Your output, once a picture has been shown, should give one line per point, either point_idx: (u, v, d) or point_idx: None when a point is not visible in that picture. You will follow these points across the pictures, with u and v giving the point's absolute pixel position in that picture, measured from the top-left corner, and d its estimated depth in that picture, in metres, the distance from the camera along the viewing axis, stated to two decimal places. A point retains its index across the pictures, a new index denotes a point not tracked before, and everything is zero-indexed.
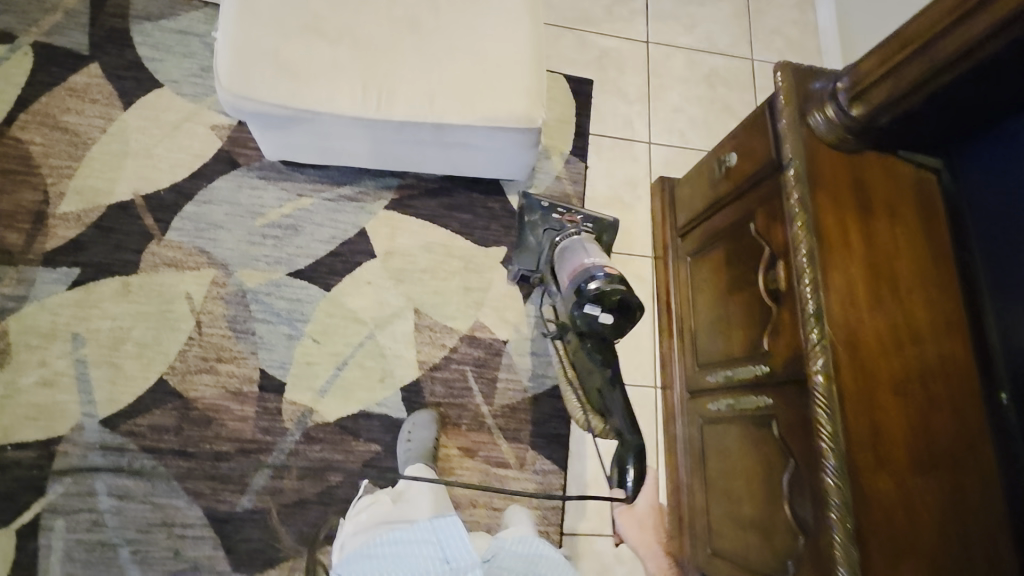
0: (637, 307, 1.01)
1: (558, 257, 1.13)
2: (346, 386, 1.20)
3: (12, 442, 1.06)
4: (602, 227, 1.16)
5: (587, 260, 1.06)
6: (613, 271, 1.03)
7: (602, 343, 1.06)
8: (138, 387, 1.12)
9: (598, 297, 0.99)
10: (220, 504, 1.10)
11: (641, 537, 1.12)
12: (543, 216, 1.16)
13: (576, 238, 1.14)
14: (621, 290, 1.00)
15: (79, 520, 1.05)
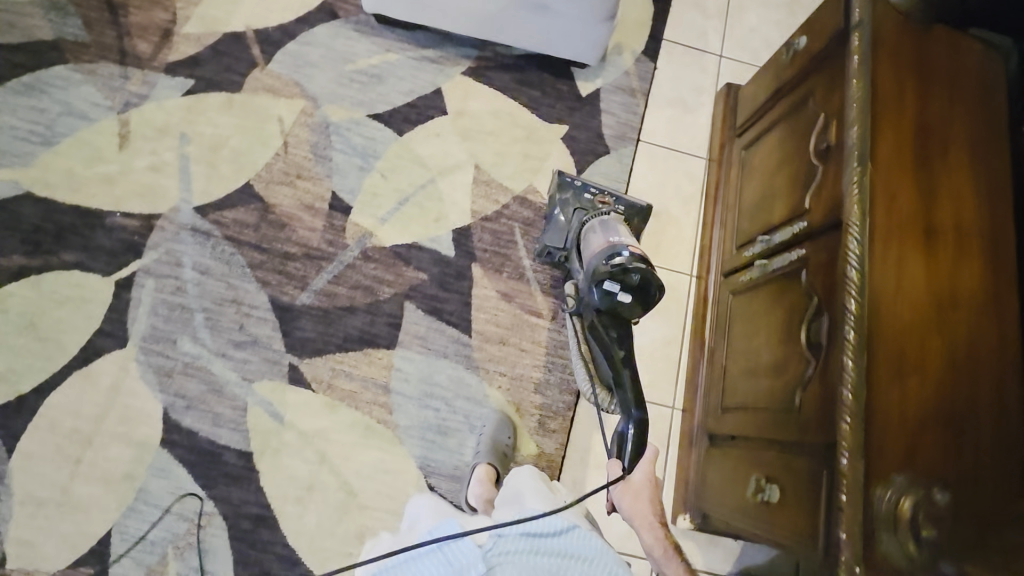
0: (657, 283, 1.08)
1: (585, 236, 1.21)
2: (405, 219, 1.32)
3: (121, 210, 1.23)
4: (632, 210, 1.28)
5: (612, 239, 1.14)
6: (637, 251, 1.10)
7: (619, 319, 1.12)
8: (229, 186, 1.27)
9: (620, 271, 1.06)
10: (283, 295, 1.23)
11: (637, 513, 0.99)
12: (573, 195, 1.28)
13: (606, 218, 1.22)
14: (642, 268, 1.07)
15: (166, 284, 1.20)
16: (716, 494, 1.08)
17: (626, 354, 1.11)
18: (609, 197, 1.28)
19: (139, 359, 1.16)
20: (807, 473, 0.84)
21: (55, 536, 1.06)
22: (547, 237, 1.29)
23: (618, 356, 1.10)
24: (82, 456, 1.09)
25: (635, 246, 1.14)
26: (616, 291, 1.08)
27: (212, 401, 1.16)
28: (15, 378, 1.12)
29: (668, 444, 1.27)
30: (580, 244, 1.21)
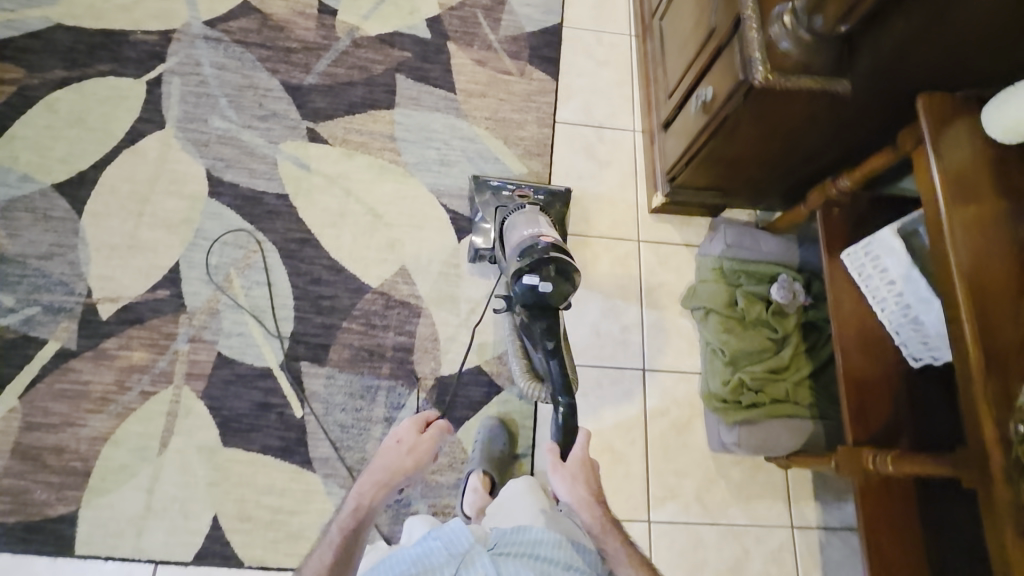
0: (574, 270, 1.06)
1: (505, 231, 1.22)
2: (384, 15, 1.54)
3: (141, 29, 1.42)
4: (552, 197, 1.36)
5: (526, 232, 1.13)
6: (553, 242, 1.09)
7: (543, 311, 1.08)
8: (229, 4, 1.48)
9: (535, 264, 1.04)
10: (292, 79, 1.44)
11: (573, 493, 0.94)
12: (493, 198, 1.33)
13: (518, 214, 1.20)
14: (558, 256, 1.05)
15: (191, 80, 1.40)
16: (675, 151, 1.31)
17: (554, 344, 1.09)
18: (527, 188, 1.35)
19: (178, 136, 1.34)
20: (726, 55, 1.07)
21: (130, 271, 1.22)
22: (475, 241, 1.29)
23: (545, 350, 1.09)
24: (143, 210, 1.27)
25: (551, 236, 1.12)
26: (537, 283, 1.04)
27: (246, 160, 1.34)
28: (72, 160, 1.29)
29: (634, 157, 1.50)
30: (502, 237, 1.21)
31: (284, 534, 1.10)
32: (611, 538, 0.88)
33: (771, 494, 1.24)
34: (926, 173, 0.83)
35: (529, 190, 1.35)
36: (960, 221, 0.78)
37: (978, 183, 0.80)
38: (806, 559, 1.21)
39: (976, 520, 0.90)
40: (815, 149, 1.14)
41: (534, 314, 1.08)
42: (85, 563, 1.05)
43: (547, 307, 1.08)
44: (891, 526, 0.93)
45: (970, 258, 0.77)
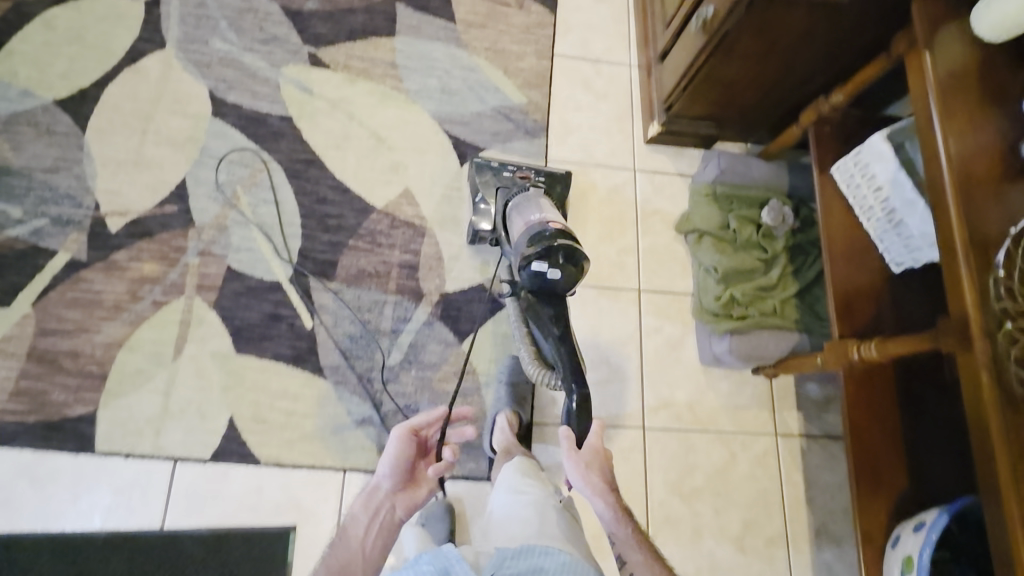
0: (584, 257, 1.05)
1: (509, 215, 1.20)
2: None
3: None
4: (551, 179, 1.32)
5: (534, 218, 1.11)
6: (562, 228, 1.06)
7: (551, 295, 1.08)
8: None
9: (546, 249, 1.02)
10: (291, 3, 1.44)
11: (590, 482, 0.98)
12: (494, 177, 1.30)
13: (524, 196, 1.20)
14: (567, 243, 1.03)
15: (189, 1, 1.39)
16: (673, 76, 1.35)
17: (562, 330, 1.07)
18: (528, 170, 1.31)
19: (179, 56, 1.34)
20: None
21: (137, 187, 1.24)
22: (476, 222, 1.27)
23: (552, 335, 1.06)
24: (147, 128, 1.28)
25: (557, 222, 1.10)
26: (546, 270, 1.03)
27: (249, 83, 1.35)
28: (73, 77, 1.29)
29: (630, 89, 1.53)
30: (507, 220, 1.21)
31: (298, 434, 1.15)
32: (624, 527, 0.95)
33: (756, 403, 1.32)
34: (923, 78, 0.89)
35: (530, 172, 1.31)
36: (949, 124, 0.85)
37: (971, 81, 0.87)
38: (789, 463, 1.29)
39: (945, 395, 1.03)
40: (807, 69, 1.20)
41: (542, 299, 1.08)
42: (106, 458, 1.09)
43: (554, 292, 1.08)
44: (873, 413, 1.02)
45: (960, 157, 0.84)
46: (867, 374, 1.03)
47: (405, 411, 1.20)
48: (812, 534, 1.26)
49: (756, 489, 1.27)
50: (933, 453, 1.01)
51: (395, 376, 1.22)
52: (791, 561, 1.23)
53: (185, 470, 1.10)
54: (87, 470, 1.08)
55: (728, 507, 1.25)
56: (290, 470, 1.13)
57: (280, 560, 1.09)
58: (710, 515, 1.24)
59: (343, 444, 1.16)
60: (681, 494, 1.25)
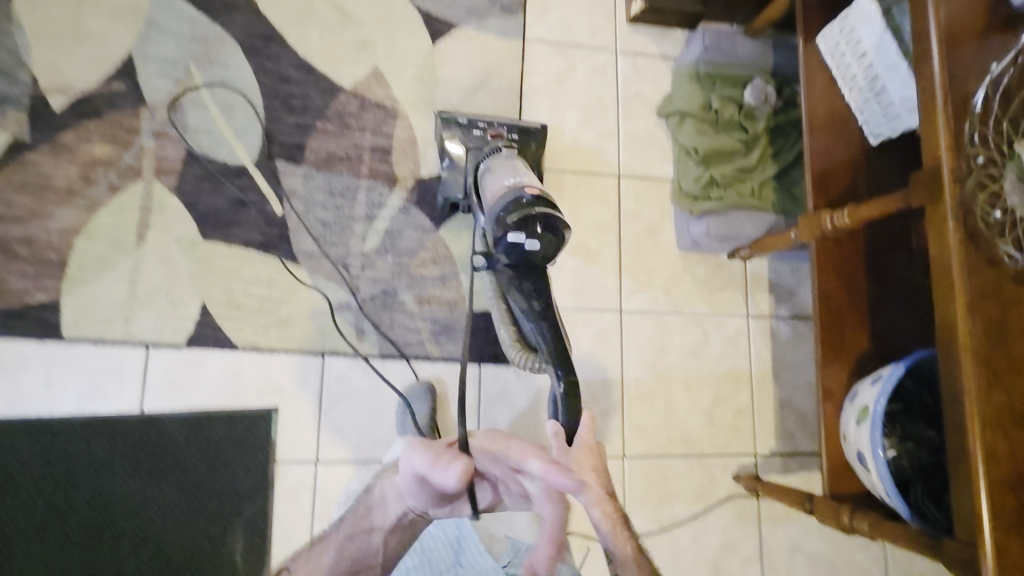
0: (563, 224, 0.94)
1: (482, 176, 1.06)
2: None
3: None
4: (527, 135, 1.15)
5: (508, 182, 0.98)
6: (540, 194, 0.95)
7: (529, 266, 0.97)
8: None
9: (523, 219, 0.91)
10: None
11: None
12: (463, 135, 1.14)
13: (496, 158, 1.07)
14: (546, 210, 0.92)
15: None
16: None
17: (542, 307, 0.98)
18: (501, 127, 1.15)
19: None
20: None
21: (79, 62, 1.13)
22: (447, 182, 1.16)
23: (533, 313, 0.97)
24: None
25: (535, 186, 0.98)
26: (523, 242, 0.92)
27: None
28: None
29: None
30: (478, 185, 1.06)
31: (274, 320, 1.14)
32: None
33: (730, 288, 1.36)
34: None
35: (504, 128, 1.15)
36: None
37: None
38: (758, 342, 1.35)
39: (916, 261, 1.06)
40: None
41: (521, 273, 0.98)
42: (75, 345, 1.06)
43: (531, 262, 0.96)
44: (840, 281, 1.04)
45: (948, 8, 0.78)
46: (838, 244, 1.05)
47: (383, 297, 1.19)
48: (777, 404, 1.34)
49: (725, 365, 1.32)
50: (896, 318, 1.05)
51: (371, 262, 1.19)
52: (756, 430, 1.32)
53: (159, 356, 1.09)
54: (55, 358, 1.05)
55: (699, 382, 1.31)
56: (268, 356, 1.13)
57: (264, 440, 1.10)
58: (683, 391, 1.30)
59: (321, 329, 1.15)
60: (655, 373, 1.29)
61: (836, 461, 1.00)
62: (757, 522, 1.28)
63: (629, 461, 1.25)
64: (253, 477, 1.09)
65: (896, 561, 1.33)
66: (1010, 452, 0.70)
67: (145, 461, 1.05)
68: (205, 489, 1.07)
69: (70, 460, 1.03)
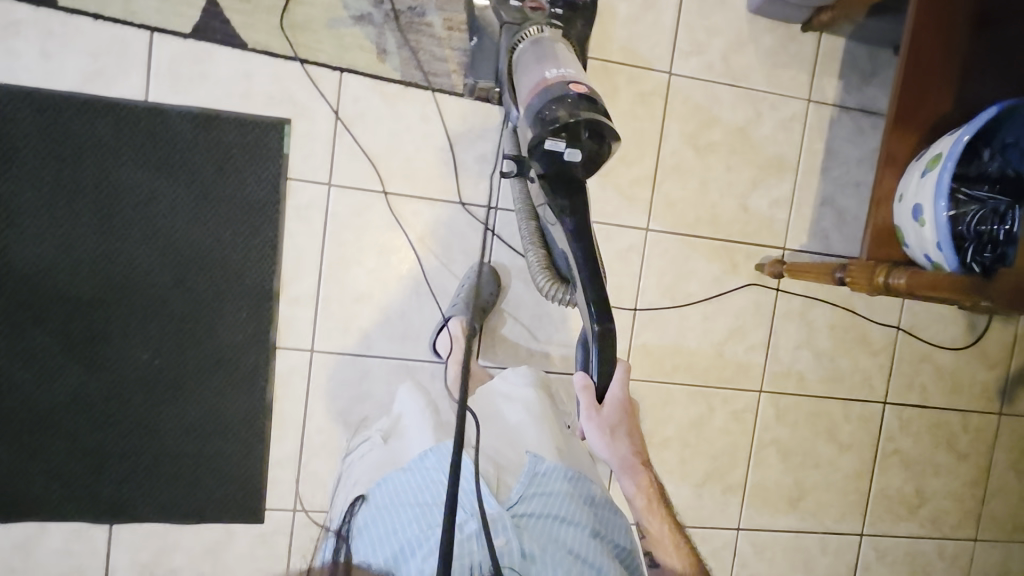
0: (610, 131, 0.86)
1: (518, 63, 0.97)
2: None
3: None
4: (572, 11, 1.00)
5: (551, 75, 0.89)
6: (585, 94, 0.87)
7: (564, 184, 0.91)
8: None
9: (567, 122, 0.84)
10: None
11: (615, 447, 0.97)
12: (495, 6, 0.99)
13: (538, 42, 0.96)
14: (591, 114, 0.85)
15: None
16: None
17: (576, 224, 0.91)
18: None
19: None
20: None
21: None
22: (477, 71, 1.06)
23: (567, 228, 0.91)
24: None
25: (581, 83, 0.89)
26: (562, 149, 0.86)
27: None
28: None
29: None
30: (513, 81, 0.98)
31: (288, 23, 1.02)
32: (654, 518, 1.00)
33: (797, 66, 1.20)
34: None
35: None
36: None
37: None
38: (813, 130, 1.23)
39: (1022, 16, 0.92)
40: None
41: (555, 188, 0.91)
42: (71, 17, 0.96)
43: (566, 176, 0.90)
44: (941, 22, 0.88)
45: None
46: None
47: (410, 14, 1.05)
48: (818, 201, 1.25)
49: (771, 151, 1.22)
50: (984, 84, 0.92)
51: None
52: (790, 224, 1.24)
53: (163, 43, 0.99)
54: (52, 29, 0.96)
55: (741, 165, 1.21)
56: (282, 63, 1.03)
57: (275, 152, 1.04)
58: (721, 171, 1.20)
59: (339, 42, 1.04)
60: (695, 147, 1.19)
61: (880, 228, 0.93)
62: (771, 315, 1.26)
63: (652, 235, 1.19)
64: (264, 189, 1.04)
65: (900, 373, 1.34)
66: None
67: (153, 154, 1.00)
68: (215, 195, 1.03)
69: (75, 139, 0.98)
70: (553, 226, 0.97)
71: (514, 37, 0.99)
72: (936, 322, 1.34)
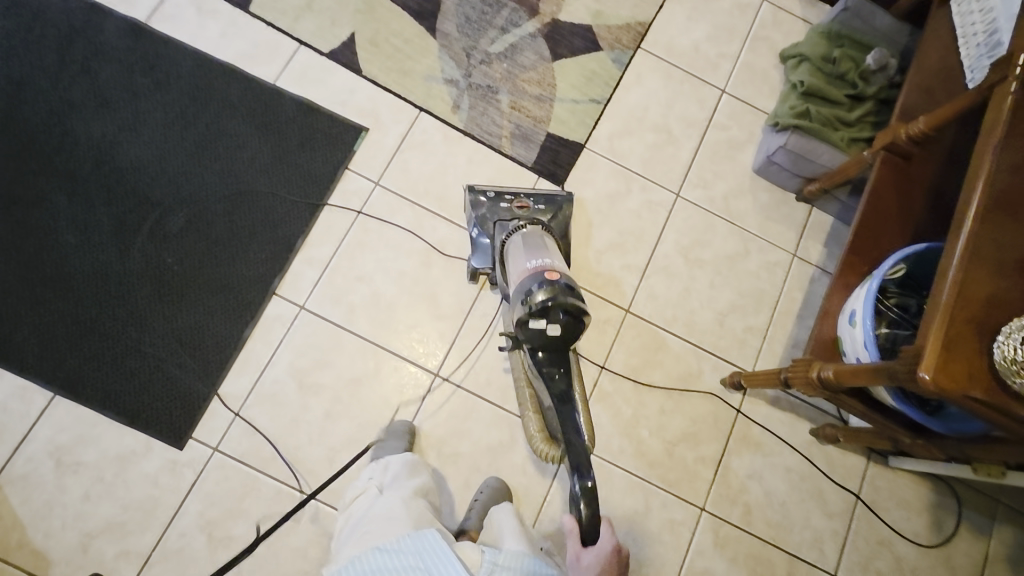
0: (584, 310, 1.00)
1: (509, 251, 1.13)
2: None
3: None
4: (551, 204, 1.24)
5: (531, 264, 1.05)
6: (561, 281, 1.01)
7: (552, 359, 1.01)
8: None
9: (547, 304, 0.98)
10: None
11: None
12: (490, 208, 1.22)
13: (520, 237, 1.14)
14: (567, 296, 0.99)
15: None
16: None
17: (568, 386, 1.00)
18: (527, 199, 1.23)
19: None
20: None
21: None
22: (474, 256, 1.21)
23: (557, 395, 1.00)
24: None
25: (557, 269, 1.05)
26: (545, 327, 0.99)
27: None
28: None
29: None
30: (504, 264, 1.14)
31: (396, 68, 1.35)
32: None
33: (787, 223, 1.39)
34: None
35: (529, 200, 1.23)
36: None
37: None
38: (794, 278, 1.36)
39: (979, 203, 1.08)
40: None
41: (545, 361, 1.01)
42: (253, 19, 1.33)
43: (553, 352, 1.02)
44: (895, 189, 1.10)
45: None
46: (906, 163, 1.12)
47: (486, 90, 1.37)
48: (791, 342, 1.33)
49: (753, 283, 1.35)
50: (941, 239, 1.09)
51: (488, 61, 1.38)
52: (760, 352, 1.32)
53: (305, 54, 1.33)
54: (237, 21, 1.33)
55: (723, 285, 1.34)
56: (380, 91, 1.34)
57: (347, 146, 1.29)
58: (705, 285, 1.34)
59: (427, 92, 1.35)
60: (685, 258, 1.34)
61: (823, 337, 1.02)
62: (728, 432, 1.27)
63: (629, 317, 1.30)
64: (328, 168, 1.28)
65: (855, 550, 1.26)
66: (988, 282, 0.75)
67: (259, 118, 1.28)
68: (289, 159, 1.27)
69: (211, 91, 1.28)
70: (542, 388, 1.04)
71: (508, 232, 1.17)
72: (899, 507, 1.28)
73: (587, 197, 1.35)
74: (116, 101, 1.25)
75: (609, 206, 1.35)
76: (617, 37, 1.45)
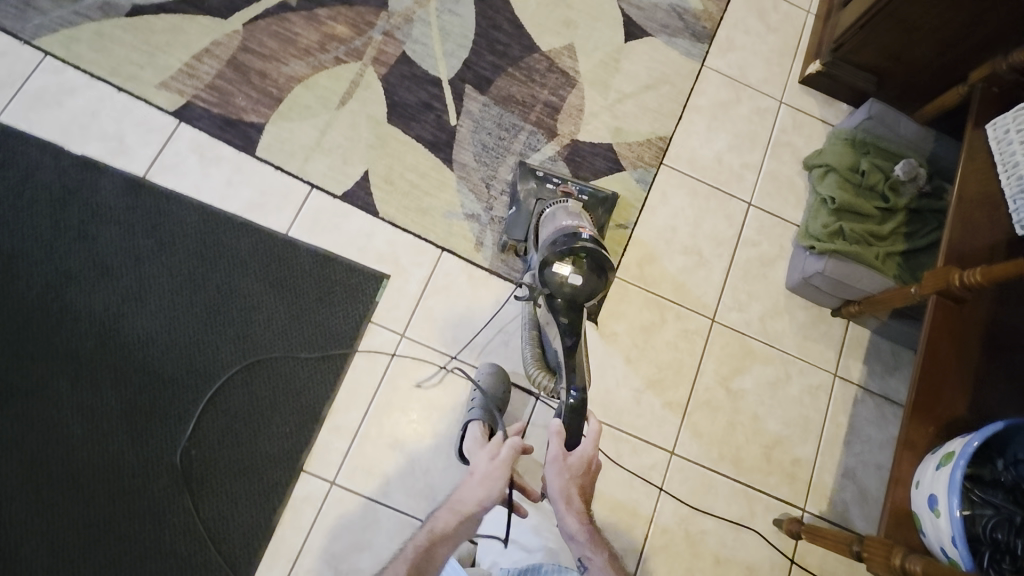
0: (609, 265, 0.96)
1: (543, 221, 1.15)
2: None
3: None
4: (596, 200, 1.28)
5: (564, 222, 1.05)
6: (592, 236, 0.99)
7: (569, 305, 0.95)
8: None
9: (578, 248, 0.95)
10: None
11: (569, 495, 0.93)
12: (536, 188, 1.28)
13: (562, 207, 1.14)
14: (593, 247, 0.96)
15: None
16: (852, 15, 1.38)
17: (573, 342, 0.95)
18: (572, 186, 1.28)
19: None
20: None
21: None
22: (508, 228, 1.26)
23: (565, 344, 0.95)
24: None
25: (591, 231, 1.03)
26: (566, 273, 0.94)
27: None
28: None
29: (803, 31, 1.55)
30: (538, 229, 1.15)
31: (414, 206, 1.28)
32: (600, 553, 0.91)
33: (826, 342, 1.35)
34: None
35: (574, 188, 1.28)
36: None
37: None
38: (838, 403, 1.32)
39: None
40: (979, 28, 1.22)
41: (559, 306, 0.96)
42: (261, 164, 1.25)
43: (573, 301, 0.96)
44: (950, 339, 1.06)
45: None
46: (957, 307, 1.08)
47: None
48: (841, 471, 1.28)
49: (798, 411, 1.31)
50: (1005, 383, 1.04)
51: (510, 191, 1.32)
52: (811, 487, 1.27)
53: (317, 198, 1.26)
54: (243, 166, 1.25)
55: (768, 416, 1.30)
56: (400, 232, 1.27)
57: (368, 297, 1.22)
58: (749, 416, 1.29)
59: (448, 229, 1.28)
60: (727, 389, 1.30)
61: (896, 508, 0.99)
62: None
63: (676, 459, 1.25)
64: (349, 323, 1.20)
65: None
66: None
67: (272, 274, 1.20)
68: (307, 318, 1.19)
69: (219, 247, 1.20)
70: (550, 329, 1.01)
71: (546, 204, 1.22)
72: None
73: (621, 330, 1.29)
74: (119, 267, 1.16)
75: (645, 338, 1.30)
76: (639, 154, 1.40)
